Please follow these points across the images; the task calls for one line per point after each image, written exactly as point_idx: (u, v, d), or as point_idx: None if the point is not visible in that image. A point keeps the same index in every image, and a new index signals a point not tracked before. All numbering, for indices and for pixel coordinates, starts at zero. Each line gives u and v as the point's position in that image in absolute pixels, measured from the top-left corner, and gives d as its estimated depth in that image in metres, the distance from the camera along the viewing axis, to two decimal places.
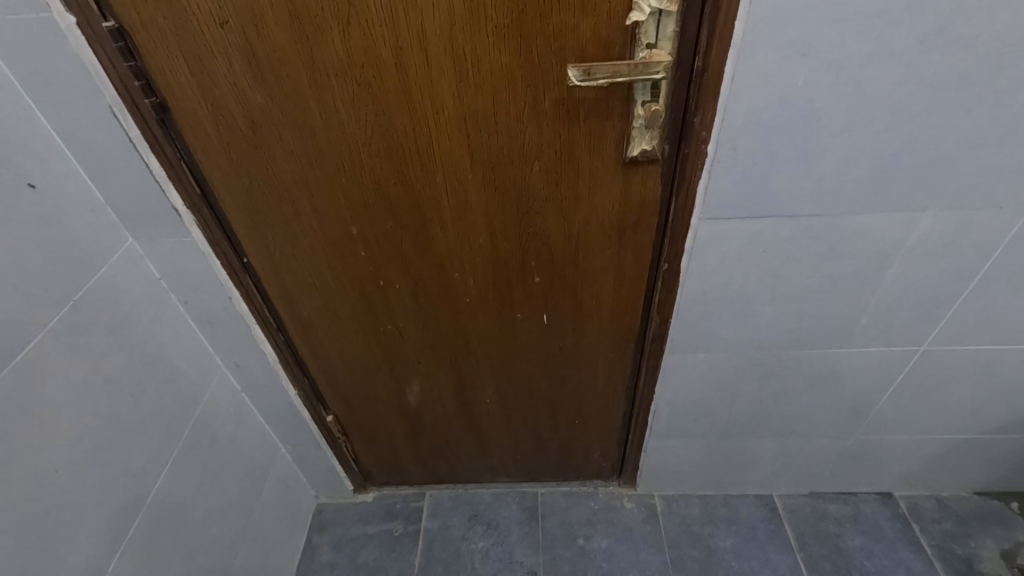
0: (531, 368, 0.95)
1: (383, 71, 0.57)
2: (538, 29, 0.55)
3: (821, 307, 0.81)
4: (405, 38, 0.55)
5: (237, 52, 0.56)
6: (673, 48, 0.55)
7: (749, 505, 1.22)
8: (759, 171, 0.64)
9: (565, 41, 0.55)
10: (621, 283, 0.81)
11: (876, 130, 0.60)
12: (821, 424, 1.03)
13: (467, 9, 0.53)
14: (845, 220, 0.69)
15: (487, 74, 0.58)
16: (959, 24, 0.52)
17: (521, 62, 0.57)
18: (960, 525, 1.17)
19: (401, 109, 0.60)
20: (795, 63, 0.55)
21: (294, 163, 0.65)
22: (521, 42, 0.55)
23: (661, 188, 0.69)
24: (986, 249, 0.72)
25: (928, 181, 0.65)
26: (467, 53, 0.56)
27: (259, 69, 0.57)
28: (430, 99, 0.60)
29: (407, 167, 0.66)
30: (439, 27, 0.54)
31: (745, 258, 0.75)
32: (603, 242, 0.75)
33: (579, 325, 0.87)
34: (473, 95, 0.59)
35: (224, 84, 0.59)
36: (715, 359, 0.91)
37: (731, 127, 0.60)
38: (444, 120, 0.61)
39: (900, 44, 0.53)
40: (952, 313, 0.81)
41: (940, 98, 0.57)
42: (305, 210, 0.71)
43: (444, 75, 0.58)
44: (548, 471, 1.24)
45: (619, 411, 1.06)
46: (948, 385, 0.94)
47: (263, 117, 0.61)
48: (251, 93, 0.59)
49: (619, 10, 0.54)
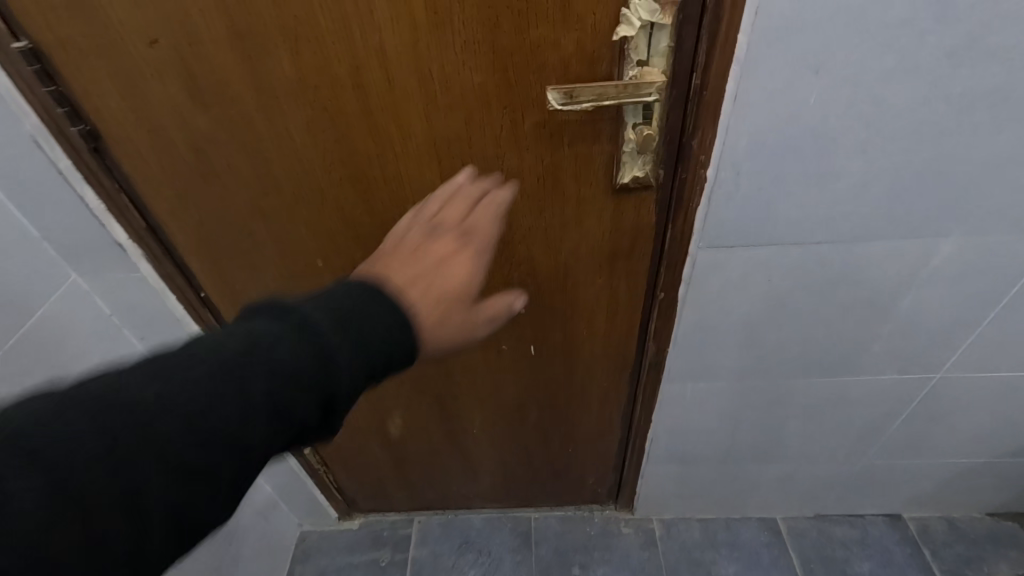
0: (520, 398, 0.89)
1: (339, 92, 0.51)
2: (514, 45, 0.48)
3: (830, 335, 0.75)
4: (362, 55, 0.48)
5: (172, 73, 0.49)
6: (667, 64, 0.49)
7: (752, 528, 1.17)
8: (764, 196, 0.58)
9: (545, 58, 0.49)
10: (614, 312, 0.75)
11: (897, 152, 0.54)
12: (828, 449, 0.98)
13: (431, 23, 0.46)
14: (859, 246, 0.63)
15: (457, 95, 0.51)
16: (995, 34, 0.45)
17: (495, 82, 0.50)
18: (972, 549, 1.11)
19: (363, 134, 0.54)
20: (806, 80, 0.48)
21: (248, 193, 0.59)
22: (494, 60, 0.49)
23: (655, 215, 0.62)
24: (1012, 274, 0.66)
25: (952, 205, 0.59)
26: (434, 71, 0.49)
27: (199, 91, 0.51)
28: (395, 123, 0.53)
29: (374, 196, 0.59)
30: (400, 44, 0.48)
31: (748, 287, 0.68)
32: (593, 270, 0.69)
33: (570, 355, 0.81)
34: (444, 118, 0.53)
35: (161, 109, 0.52)
36: (716, 387, 0.85)
37: (733, 150, 0.54)
38: (412, 145, 0.55)
39: (926, 58, 0.47)
40: (972, 339, 0.75)
41: (968, 116, 0.51)
42: (265, 242, 0.64)
43: (410, 97, 0.51)
44: (542, 497, 1.18)
45: (614, 437, 1.00)
46: (964, 411, 0.88)
47: (208, 144, 0.55)
48: (192, 118, 0.53)
49: (605, 23, 0.47)
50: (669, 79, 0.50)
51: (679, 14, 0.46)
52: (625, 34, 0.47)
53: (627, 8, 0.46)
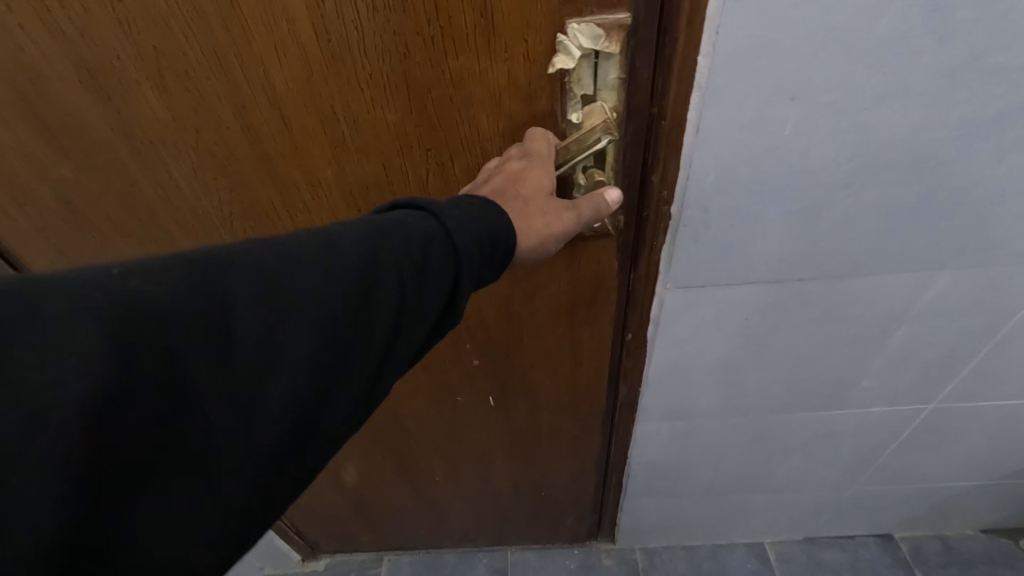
0: (483, 447, 0.83)
1: (226, 133, 0.43)
2: (430, 78, 0.41)
3: (815, 371, 0.68)
4: (247, 93, 0.41)
5: (17, 114, 0.41)
6: (618, 98, 0.42)
7: (739, 555, 1.11)
8: (737, 235, 0.51)
9: (470, 92, 0.42)
10: (579, 359, 0.67)
11: (885, 183, 0.47)
12: (816, 478, 0.92)
13: (325, 55, 0.39)
14: (846, 283, 0.56)
15: (369, 136, 0.44)
16: (1002, 50, 0.38)
17: (412, 119, 0.43)
18: (966, 570, 1.07)
19: (262, 179, 0.47)
20: (781, 106, 0.41)
21: (137, 243, 0.52)
22: (408, 94, 0.41)
23: (617, 263, 0.55)
24: (1014, 305, 0.59)
25: (949, 238, 0.52)
26: (336, 109, 0.42)
27: (55, 135, 0.43)
28: (300, 167, 0.46)
29: None
30: (292, 79, 0.40)
31: (724, 326, 0.61)
32: (552, 322, 0.61)
33: (533, 404, 0.74)
34: (356, 161, 0.46)
35: (14, 154, 0.44)
36: (694, 424, 0.78)
37: (698, 187, 0.46)
38: (323, 191, 0.48)
39: (920, 80, 0.39)
40: (968, 370, 0.69)
41: (968, 143, 0.44)
42: None
43: (311, 137, 0.44)
44: (517, 536, 1.11)
45: (589, 480, 0.94)
46: (959, 438, 0.82)
47: (80, 191, 0.47)
48: (52, 164, 0.45)
49: (540, 49, 0.40)
50: (621, 115, 0.43)
51: (629, 39, 0.39)
52: (564, 65, 0.40)
53: (565, 33, 0.39)
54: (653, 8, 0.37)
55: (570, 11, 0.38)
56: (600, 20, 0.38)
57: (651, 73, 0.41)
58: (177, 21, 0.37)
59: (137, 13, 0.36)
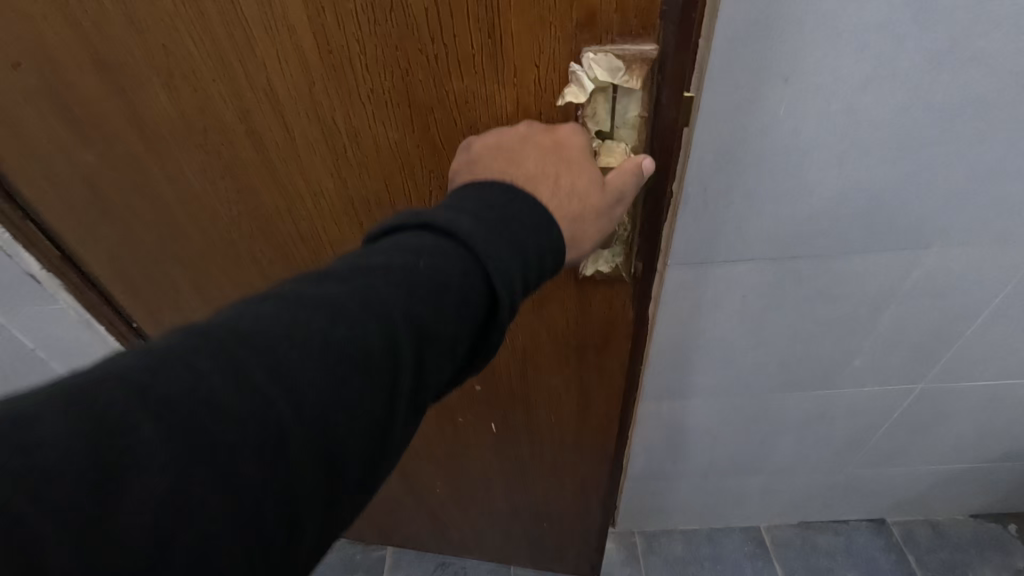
0: (487, 466, 0.85)
1: (231, 131, 0.45)
2: (432, 97, 0.41)
3: (809, 350, 0.71)
4: (250, 95, 0.42)
5: (44, 100, 0.45)
6: (636, 136, 0.41)
7: (735, 539, 1.14)
8: (735, 214, 0.54)
9: (475, 116, 0.41)
10: (587, 401, 0.68)
11: (872, 164, 0.50)
12: (809, 461, 0.95)
13: (326, 68, 0.40)
14: (837, 261, 0.59)
15: (369, 149, 0.45)
16: (978, 37, 0.41)
17: (413, 137, 0.43)
18: (957, 553, 1.10)
19: (264, 180, 0.48)
20: (775, 88, 0.44)
21: (151, 231, 0.55)
22: (409, 110, 0.42)
23: (629, 308, 0.54)
24: (997, 284, 0.63)
25: (933, 218, 0.55)
26: (337, 121, 0.43)
27: (78, 123, 0.46)
28: (301, 174, 0.48)
29: (289, 247, 0.54)
30: (295, 86, 0.41)
31: (722, 305, 0.64)
32: (555, 359, 0.62)
33: (537, 433, 0.75)
34: (355, 173, 0.47)
35: (42, 138, 0.48)
36: (693, 404, 0.81)
37: (698, 165, 0.50)
38: (323, 199, 0.49)
39: (903, 64, 0.43)
40: (955, 350, 0.72)
41: (949, 125, 0.47)
42: (181, 280, 0.61)
43: (312, 144, 0.45)
44: (519, 555, 1.11)
45: (594, 521, 0.92)
46: (947, 419, 0.86)
47: (99, 177, 0.51)
48: (75, 150, 0.48)
49: (553, 79, 0.39)
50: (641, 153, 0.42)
51: (652, 71, 0.37)
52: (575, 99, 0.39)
53: (579, 64, 0.38)
54: (683, 43, 0.36)
55: (589, 36, 0.36)
56: (620, 50, 0.37)
57: (675, 112, 0.39)
58: (187, 23, 0.39)
59: (151, 14, 0.38)
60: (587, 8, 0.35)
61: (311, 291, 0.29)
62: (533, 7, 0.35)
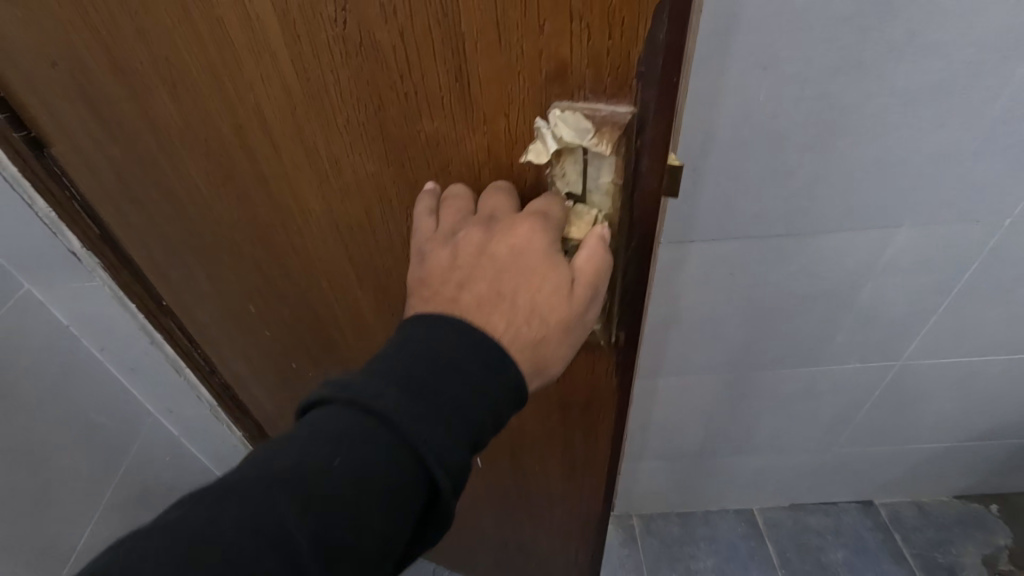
0: (480, 493, 0.88)
1: (225, 144, 0.45)
2: (405, 134, 0.39)
3: (794, 327, 0.76)
4: (242, 112, 0.42)
5: (75, 94, 0.46)
6: (610, 204, 0.38)
7: (729, 520, 1.18)
8: (722, 193, 0.59)
9: (449, 160, 0.40)
10: (575, 458, 0.68)
11: (844, 146, 0.55)
12: (798, 440, 1.00)
13: (308, 95, 0.39)
14: (818, 239, 0.64)
15: (351, 178, 0.44)
16: (933, 29, 0.47)
17: (389, 172, 0.42)
18: (942, 532, 1.14)
19: (260, 193, 0.49)
20: (755, 76, 0.49)
21: (169, 224, 0.57)
22: (384, 143, 0.40)
23: (611, 375, 0.53)
24: (965, 261, 0.68)
25: (904, 198, 0.60)
26: (320, 147, 0.42)
27: (102, 118, 0.48)
28: (291, 194, 0.48)
29: (284, 259, 0.55)
30: (276, 108, 0.41)
31: (713, 282, 0.69)
32: (543, 409, 0.63)
33: (526, 472, 0.77)
34: (340, 200, 0.46)
35: (76, 127, 0.50)
36: (687, 381, 0.86)
37: (688, 148, 0.55)
38: (311, 219, 0.49)
39: (868, 54, 0.48)
40: (930, 327, 0.77)
41: (912, 109, 0.53)
42: (197, 272, 0.63)
43: (297, 167, 0.45)
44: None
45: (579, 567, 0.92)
46: (927, 397, 0.91)
47: (123, 168, 0.53)
48: (103, 142, 0.50)
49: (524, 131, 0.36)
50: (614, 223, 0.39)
51: (626, 139, 0.34)
52: (538, 158, 0.37)
53: (547, 120, 0.35)
54: (663, 109, 0.33)
55: (559, 90, 0.34)
56: (590, 111, 0.34)
57: (656, 180, 0.37)
58: (178, 38, 0.39)
59: (152, 26, 0.39)
60: (557, 60, 0.32)
61: (207, 513, 0.28)
62: (501, 53, 0.33)
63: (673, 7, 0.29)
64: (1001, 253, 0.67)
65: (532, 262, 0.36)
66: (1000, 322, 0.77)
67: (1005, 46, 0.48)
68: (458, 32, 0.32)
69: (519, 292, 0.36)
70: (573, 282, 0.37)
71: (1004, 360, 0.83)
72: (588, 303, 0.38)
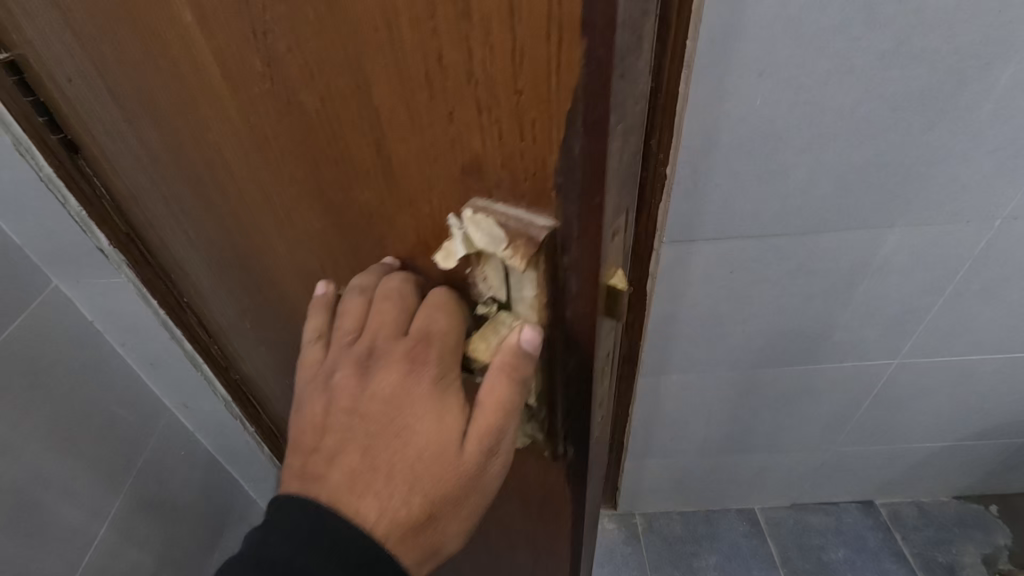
0: None
1: (198, 178, 0.43)
2: (345, 202, 0.35)
3: (792, 325, 0.79)
4: (203, 151, 0.39)
5: (84, 106, 0.46)
6: (536, 317, 0.33)
7: (732, 519, 1.20)
8: (722, 193, 0.62)
9: (387, 236, 0.36)
10: (539, 569, 0.63)
11: (837, 148, 0.58)
12: (798, 438, 1.01)
13: (253, 147, 0.35)
14: (814, 238, 0.67)
15: (303, 235, 0.41)
16: (919, 38, 0.50)
17: (335, 236, 0.39)
18: (942, 531, 1.16)
19: (234, 229, 0.46)
20: (753, 81, 0.52)
21: (175, 236, 0.57)
22: (322, 207, 0.36)
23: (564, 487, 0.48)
24: (957, 261, 0.70)
25: (895, 199, 0.63)
26: (271, 199, 0.39)
27: (106, 132, 0.47)
28: (258, 237, 0.45)
29: (265, 292, 0.54)
30: (228, 154, 0.37)
31: (713, 280, 0.72)
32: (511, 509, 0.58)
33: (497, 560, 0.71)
34: (298, 253, 0.43)
35: (93, 136, 0.50)
36: (688, 379, 0.88)
37: (689, 150, 0.58)
38: (277, 263, 0.47)
39: (859, 61, 0.51)
40: (925, 325, 0.79)
41: (902, 113, 0.55)
42: (203, 282, 0.64)
43: (256, 215, 0.42)
44: None
45: None
46: (924, 395, 0.93)
47: (133, 180, 0.53)
48: (113, 153, 0.50)
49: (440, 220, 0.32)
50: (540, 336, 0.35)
51: (547, 255, 0.29)
52: (451, 259, 0.33)
53: (462, 218, 0.31)
54: (587, 231, 0.28)
55: (479, 183, 0.29)
56: (506, 217, 0.29)
57: (587, 303, 0.32)
58: (142, 70, 0.36)
59: (121, 55, 0.36)
60: (470, 153, 0.27)
61: None
62: (421, 137, 0.28)
63: (585, 118, 0.24)
64: (992, 253, 0.69)
65: (410, 417, 0.35)
66: (993, 321, 0.79)
67: (989, 54, 0.51)
68: (373, 106, 0.28)
69: (394, 455, 0.36)
70: (461, 437, 0.35)
71: (999, 359, 0.85)
72: (484, 457, 0.36)
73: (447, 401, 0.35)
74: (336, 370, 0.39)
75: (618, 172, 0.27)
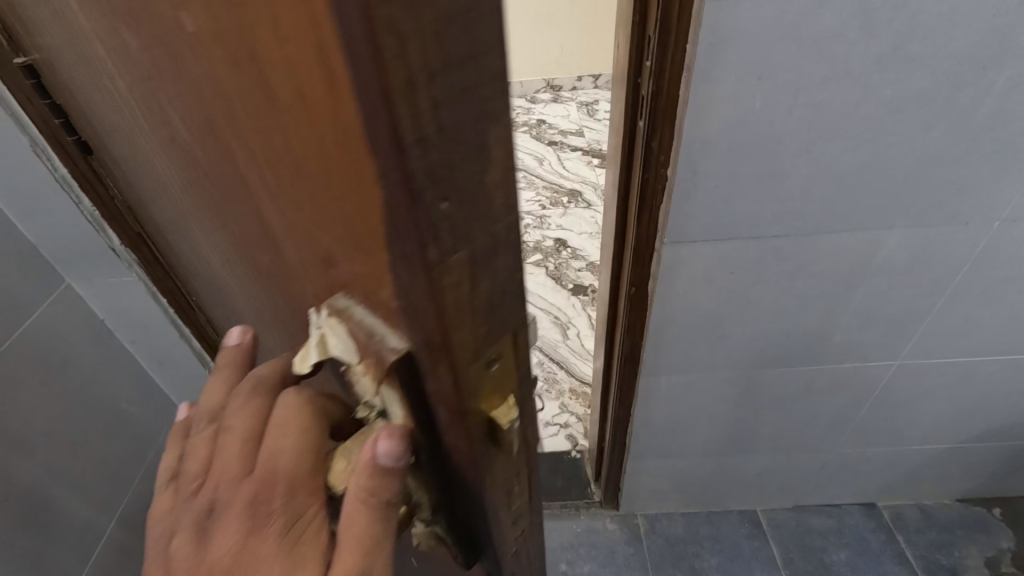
0: None
1: (171, 195, 0.44)
2: (257, 253, 0.33)
3: (792, 326, 0.79)
4: (165, 174, 0.40)
5: (86, 113, 0.48)
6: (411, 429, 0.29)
7: (734, 520, 1.21)
8: (722, 194, 0.62)
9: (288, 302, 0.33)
10: None
11: (836, 150, 0.59)
12: (799, 440, 1.02)
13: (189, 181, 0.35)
14: (814, 240, 0.68)
15: (242, 273, 0.40)
16: (915, 43, 0.50)
17: (260, 283, 0.37)
18: (945, 534, 1.16)
19: (204, 246, 0.47)
20: (751, 85, 0.53)
21: (171, 239, 0.59)
22: (245, 252, 0.35)
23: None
24: (956, 263, 0.71)
25: (894, 201, 0.64)
26: (215, 231, 0.38)
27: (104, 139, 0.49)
28: (220, 261, 0.45)
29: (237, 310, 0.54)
30: (180, 181, 0.37)
31: (713, 281, 0.73)
32: None
33: None
34: (243, 287, 0.42)
35: (97, 141, 0.52)
36: (689, 379, 0.89)
37: (689, 152, 0.58)
38: (235, 290, 0.46)
39: (856, 65, 0.52)
40: (925, 327, 0.80)
41: (900, 116, 0.56)
42: (199, 285, 0.65)
43: (211, 241, 0.42)
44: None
45: None
46: (925, 397, 0.93)
47: (133, 183, 0.54)
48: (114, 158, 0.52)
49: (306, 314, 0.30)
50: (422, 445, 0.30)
51: (409, 372, 0.25)
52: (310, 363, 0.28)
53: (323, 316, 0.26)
54: (437, 356, 0.24)
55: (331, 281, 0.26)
56: (364, 326, 0.25)
57: (460, 419, 0.28)
58: (112, 92, 0.37)
59: (97, 75, 0.37)
60: (320, 247, 0.25)
61: None
62: (284, 215, 0.26)
63: (399, 247, 0.20)
64: (991, 255, 0.70)
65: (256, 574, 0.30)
66: (994, 323, 0.79)
67: (984, 58, 0.52)
68: (244, 171, 0.26)
69: None
70: None
71: (1000, 360, 0.86)
72: None
73: (303, 550, 0.31)
74: (176, 534, 0.33)
75: (476, 305, 0.24)
